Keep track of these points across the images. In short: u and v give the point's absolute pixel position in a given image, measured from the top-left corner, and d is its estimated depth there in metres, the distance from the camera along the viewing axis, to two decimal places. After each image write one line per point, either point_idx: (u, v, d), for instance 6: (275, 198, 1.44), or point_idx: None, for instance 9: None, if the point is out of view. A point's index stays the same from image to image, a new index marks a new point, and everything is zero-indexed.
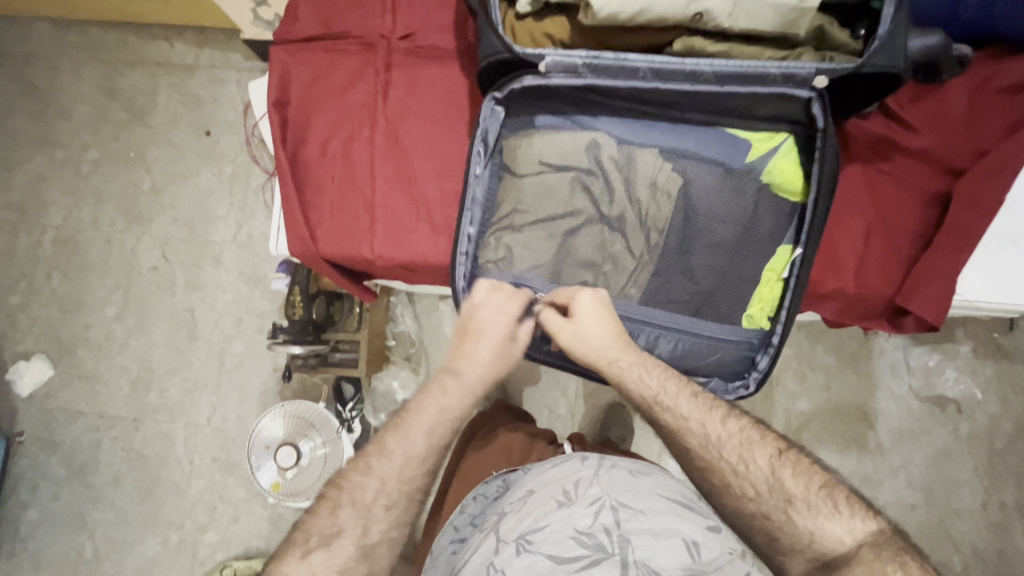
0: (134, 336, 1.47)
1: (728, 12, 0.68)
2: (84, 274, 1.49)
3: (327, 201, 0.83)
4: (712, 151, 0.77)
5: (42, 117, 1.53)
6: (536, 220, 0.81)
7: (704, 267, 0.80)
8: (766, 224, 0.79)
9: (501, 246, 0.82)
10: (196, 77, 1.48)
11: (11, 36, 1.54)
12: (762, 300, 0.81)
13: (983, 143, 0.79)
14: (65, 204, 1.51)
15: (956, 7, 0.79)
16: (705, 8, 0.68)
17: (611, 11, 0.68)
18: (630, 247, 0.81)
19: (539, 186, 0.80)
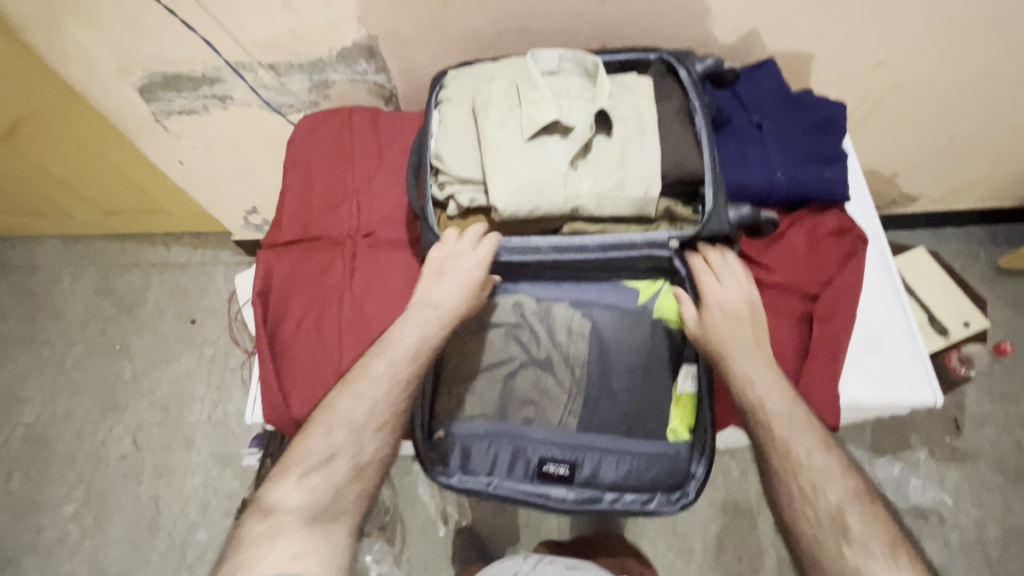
0: (90, 535, 1.39)
1: (597, 203, 0.65)
2: (47, 471, 1.46)
3: (297, 363, 0.74)
4: (610, 294, 0.72)
5: (35, 320, 1.64)
6: (482, 369, 0.74)
7: (624, 391, 0.72)
8: (664, 348, 0.72)
9: (455, 400, 0.74)
10: (188, 273, 1.66)
11: (21, 253, 1.72)
12: (680, 410, 0.73)
13: (827, 270, 0.76)
14: (40, 400, 1.54)
15: (771, 181, 0.76)
16: (579, 204, 0.65)
17: (514, 211, 0.64)
18: (561, 381, 0.73)
19: (479, 345, 0.74)
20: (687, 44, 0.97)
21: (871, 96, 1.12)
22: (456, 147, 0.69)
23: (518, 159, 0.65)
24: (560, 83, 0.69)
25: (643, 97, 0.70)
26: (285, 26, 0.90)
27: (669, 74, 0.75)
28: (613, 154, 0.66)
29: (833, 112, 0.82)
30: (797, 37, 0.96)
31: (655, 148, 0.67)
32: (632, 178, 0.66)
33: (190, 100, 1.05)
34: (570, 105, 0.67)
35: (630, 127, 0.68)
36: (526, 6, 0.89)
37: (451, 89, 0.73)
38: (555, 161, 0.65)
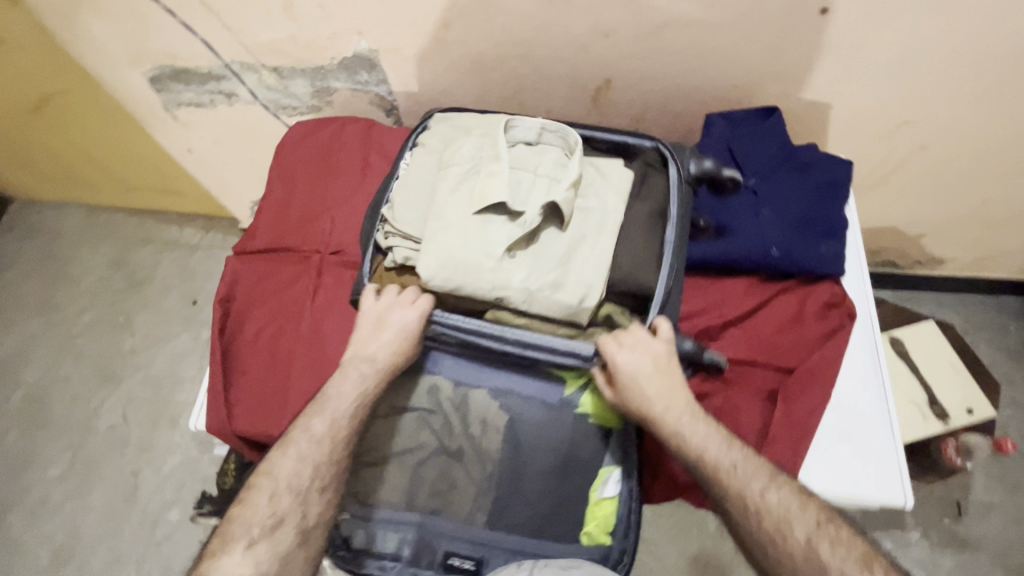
0: (71, 500, 1.44)
1: (524, 297, 0.64)
2: (42, 432, 1.52)
3: (248, 376, 0.75)
4: (534, 385, 0.69)
5: (51, 284, 1.71)
6: (390, 455, 0.70)
7: (535, 493, 0.69)
8: (584, 449, 0.69)
9: (362, 481, 0.71)
10: (196, 255, 1.70)
11: (47, 218, 1.80)
12: (597, 517, 0.70)
13: (800, 352, 0.72)
14: (45, 363, 1.61)
15: (765, 249, 0.73)
16: (502, 294, 0.64)
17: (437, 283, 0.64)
18: (469, 476, 0.69)
19: (389, 429, 0.70)
20: (697, 84, 0.93)
21: (896, 154, 1.05)
22: (409, 203, 0.70)
23: (457, 231, 0.65)
24: (527, 165, 0.68)
25: (613, 195, 0.69)
26: (287, 33, 0.90)
27: (655, 170, 0.74)
28: (558, 251, 0.66)
29: (837, 175, 0.78)
30: (815, 87, 0.91)
31: (604, 255, 0.66)
32: (572, 280, 0.65)
33: (197, 94, 1.06)
34: (529, 190, 0.66)
35: (587, 226, 0.67)
36: (529, 32, 0.87)
37: (428, 138, 0.75)
38: (491, 245, 0.64)
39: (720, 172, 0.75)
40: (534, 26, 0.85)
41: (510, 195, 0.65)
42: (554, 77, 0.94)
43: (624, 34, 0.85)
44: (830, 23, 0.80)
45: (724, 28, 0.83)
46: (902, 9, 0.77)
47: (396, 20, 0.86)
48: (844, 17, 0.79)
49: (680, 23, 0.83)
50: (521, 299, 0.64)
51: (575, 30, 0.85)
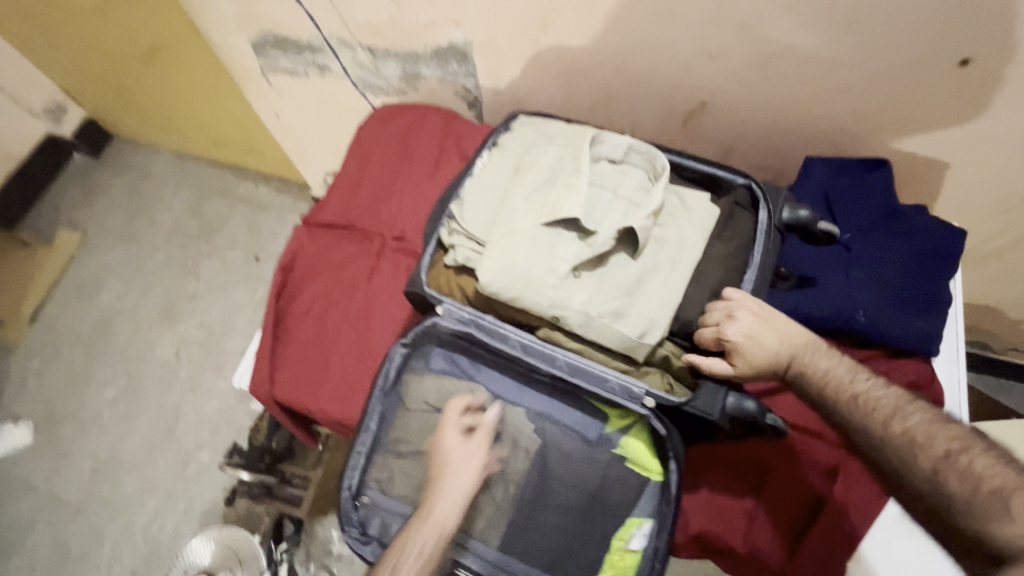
0: (117, 422, 1.53)
1: (582, 321, 0.63)
2: (103, 355, 1.63)
3: (295, 348, 0.76)
4: (576, 415, 0.68)
5: (133, 220, 1.83)
6: (417, 452, 0.69)
7: (554, 524, 0.67)
8: (615, 492, 0.66)
9: (386, 471, 0.70)
10: (266, 214, 1.77)
11: (141, 158, 1.92)
12: (616, 565, 0.65)
13: None
14: (116, 291, 1.72)
15: (848, 317, 0.67)
16: (561, 314, 0.63)
17: (495, 289, 0.63)
18: (491, 493, 0.68)
19: (421, 427, 0.69)
20: (800, 121, 0.86)
21: (1014, 229, 0.94)
22: (478, 202, 0.69)
23: (523, 242, 0.64)
24: (608, 185, 0.66)
25: (693, 230, 0.67)
26: (387, 14, 0.90)
27: (743, 211, 0.70)
28: (626, 278, 0.64)
29: (951, 244, 0.70)
30: (935, 144, 0.83)
31: (672, 292, 0.64)
32: (634, 312, 0.63)
33: (293, 63, 1.09)
34: (606, 212, 0.65)
35: (660, 258, 0.65)
36: (629, 45, 0.83)
37: (508, 140, 0.73)
38: (558, 261, 0.63)
39: (814, 224, 0.68)
40: (635, 39, 0.82)
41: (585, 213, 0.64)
42: (646, 93, 0.90)
43: (729, 59, 0.80)
44: (966, 77, 0.72)
45: (843, 67, 0.76)
46: None
47: (495, 16, 0.85)
48: (985, 73, 0.71)
49: (793, 55, 0.77)
50: (578, 321, 0.62)
51: (678, 49, 0.81)
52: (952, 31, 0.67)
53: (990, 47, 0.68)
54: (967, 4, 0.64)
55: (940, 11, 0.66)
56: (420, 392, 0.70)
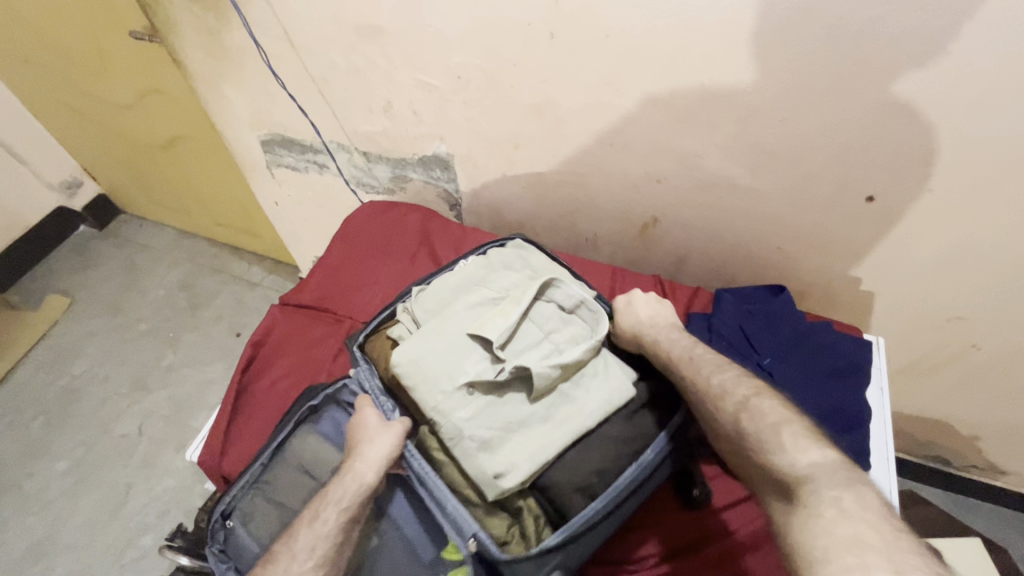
0: (62, 498, 1.46)
1: (453, 433, 0.63)
2: (64, 424, 1.59)
3: (251, 423, 0.79)
4: (417, 528, 0.66)
5: (123, 290, 1.88)
6: (281, 502, 0.68)
7: None
8: None
9: (250, 506, 0.67)
10: (254, 292, 1.83)
11: (143, 233, 2.02)
12: None
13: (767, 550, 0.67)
14: (92, 359, 1.72)
15: None
16: (438, 416, 0.64)
17: (399, 368, 0.66)
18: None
19: (294, 480, 0.69)
20: (741, 240, 0.96)
21: (946, 347, 1.02)
22: (433, 297, 0.74)
23: (441, 339, 0.67)
24: (542, 326, 0.68)
25: (598, 400, 0.65)
26: (381, 127, 1.03)
27: (654, 406, 0.68)
28: (512, 415, 0.63)
29: (858, 357, 0.76)
30: (863, 266, 0.92)
31: (550, 447, 0.61)
32: (504, 450, 0.62)
33: (296, 161, 1.22)
34: (524, 350, 0.66)
35: (554, 412, 0.64)
36: (587, 165, 0.95)
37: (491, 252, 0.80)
38: (459, 370, 0.65)
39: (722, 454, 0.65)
40: (594, 161, 0.94)
41: (502, 341, 0.66)
42: (606, 206, 1.01)
43: (674, 182, 0.91)
44: (876, 212, 0.83)
45: (772, 196, 0.88)
46: (950, 212, 0.79)
47: (474, 135, 0.97)
48: (889, 208, 0.82)
49: (728, 184, 0.88)
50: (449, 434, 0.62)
51: (630, 171, 0.93)
52: (858, 177, 0.80)
53: (888, 187, 0.80)
54: (864, 155, 0.77)
55: (842, 157, 0.79)
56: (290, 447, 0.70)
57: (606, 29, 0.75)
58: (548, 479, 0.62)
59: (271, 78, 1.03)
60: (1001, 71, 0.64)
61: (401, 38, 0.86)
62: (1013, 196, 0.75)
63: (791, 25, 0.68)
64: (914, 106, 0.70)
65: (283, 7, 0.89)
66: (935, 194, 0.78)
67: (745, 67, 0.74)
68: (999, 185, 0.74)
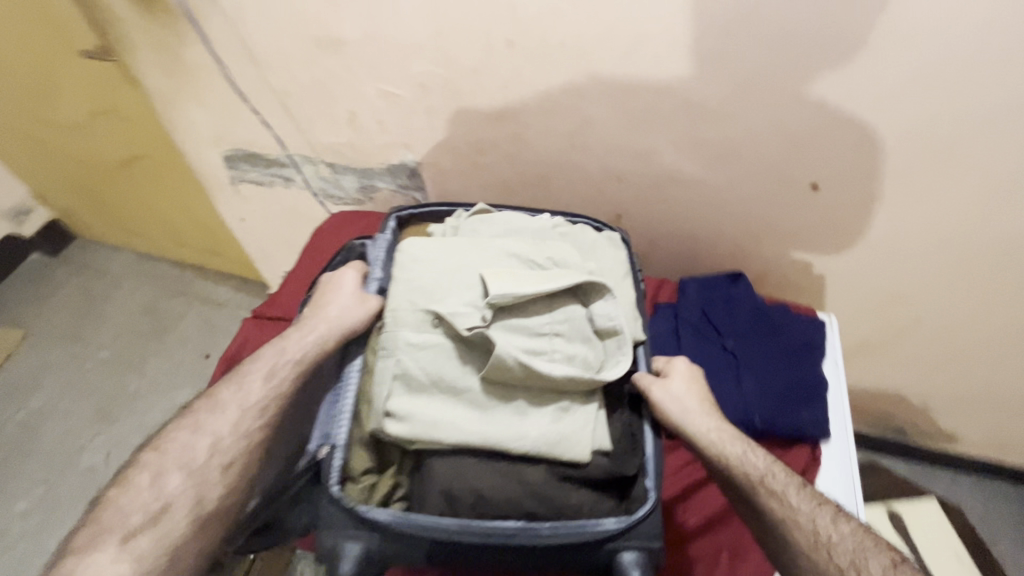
0: (25, 539, 1.39)
1: (398, 347, 0.64)
2: (22, 461, 1.52)
3: None
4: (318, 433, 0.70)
5: (82, 318, 1.81)
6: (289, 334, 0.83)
7: None
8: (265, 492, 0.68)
9: None
10: (221, 313, 1.80)
11: (100, 257, 1.96)
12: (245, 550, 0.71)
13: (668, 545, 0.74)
14: (51, 391, 1.65)
15: (748, 418, 0.73)
16: (396, 328, 0.66)
17: (405, 256, 0.71)
18: None
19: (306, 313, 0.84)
20: (699, 232, 1.01)
21: (893, 325, 1.09)
22: (481, 226, 0.78)
23: (450, 261, 0.70)
24: (553, 321, 0.65)
25: (540, 434, 0.61)
26: (347, 138, 1.04)
27: (611, 496, 0.63)
28: (453, 368, 0.64)
29: (813, 337, 0.81)
30: (812, 253, 0.98)
31: (455, 427, 0.61)
32: (414, 405, 0.62)
33: (261, 175, 1.21)
34: (515, 330, 0.64)
35: (495, 406, 0.63)
36: (552, 168, 0.98)
37: (578, 231, 0.78)
38: (439, 300, 0.67)
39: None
40: (557, 164, 0.97)
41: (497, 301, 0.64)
42: (571, 207, 1.04)
43: (634, 180, 0.96)
44: (820, 198, 0.89)
45: (724, 188, 0.92)
46: (886, 194, 0.86)
47: (439, 143, 0.99)
48: (831, 195, 0.88)
49: (684, 180, 0.93)
50: (394, 343, 0.65)
51: (592, 172, 0.97)
52: (801, 166, 0.86)
53: (829, 175, 0.86)
54: (801, 144, 0.83)
55: (786, 149, 0.84)
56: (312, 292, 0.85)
57: (561, 36, 0.79)
58: (434, 463, 0.61)
59: (231, 93, 1.03)
60: (916, 63, 0.71)
61: (362, 51, 0.88)
62: (938, 178, 0.82)
63: (732, 27, 0.72)
64: (845, 96, 0.76)
65: (242, 23, 0.90)
66: (871, 179, 0.85)
67: (692, 68, 0.78)
68: (926, 168, 0.81)
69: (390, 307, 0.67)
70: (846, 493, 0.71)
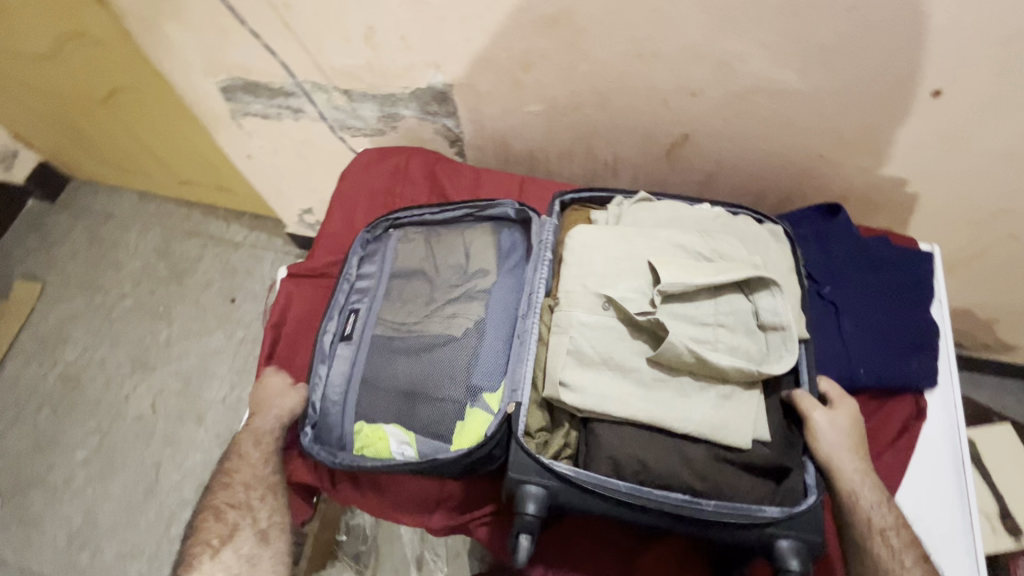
0: (92, 485, 1.44)
1: (579, 318, 0.59)
2: (71, 412, 1.54)
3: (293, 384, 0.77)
4: (489, 364, 0.66)
5: (96, 266, 1.74)
6: (422, 254, 0.77)
7: (382, 379, 0.69)
8: (425, 413, 0.65)
9: (396, 248, 0.79)
10: (239, 253, 1.72)
11: (100, 199, 1.84)
12: (371, 444, 0.67)
13: None
14: (83, 342, 1.63)
15: (852, 374, 0.66)
16: (576, 298, 0.60)
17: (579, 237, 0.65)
18: (374, 360, 0.70)
19: (444, 241, 0.78)
20: (778, 150, 0.88)
21: (981, 244, 0.99)
22: (645, 215, 0.69)
23: (618, 243, 0.62)
24: (718, 311, 0.57)
25: (700, 418, 0.55)
26: (364, 59, 0.88)
27: (769, 482, 0.55)
28: (624, 347, 0.58)
29: (921, 273, 0.71)
30: (911, 168, 0.86)
31: (621, 404, 0.55)
32: (585, 379, 0.57)
33: (265, 106, 1.06)
34: (682, 316, 0.57)
35: (663, 389, 0.56)
36: (611, 84, 0.83)
37: (743, 221, 0.67)
38: (605, 283, 0.60)
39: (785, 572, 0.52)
40: (618, 79, 0.82)
41: (669, 293, 0.57)
42: (629, 127, 0.90)
43: (711, 93, 0.81)
44: (938, 106, 0.75)
45: (820, 100, 0.78)
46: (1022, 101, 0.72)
47: (475, 59, 0.84)
48: (953, 102, 0.74)
49: (772, 90, 0.78)
50: (568, 321, 0.59)
51: (659, 87, 0.82)
52: (923, 68, 0.70)
53: (958, 80, 0.71)
54: (930, 39, 0.67)
55: (909, 49, 0.69)
56: (451, 231, 0.79)
57: None
58: (600, 432, 0.56)
59: (221, 10, 0.85)
60: None
61: None
62: None
63: None
64: None
65: None
66: (1011, 82, 0.69)
67: None
68: None
69: (568, 282, 0.62)
70: (949, 454, 0.67)
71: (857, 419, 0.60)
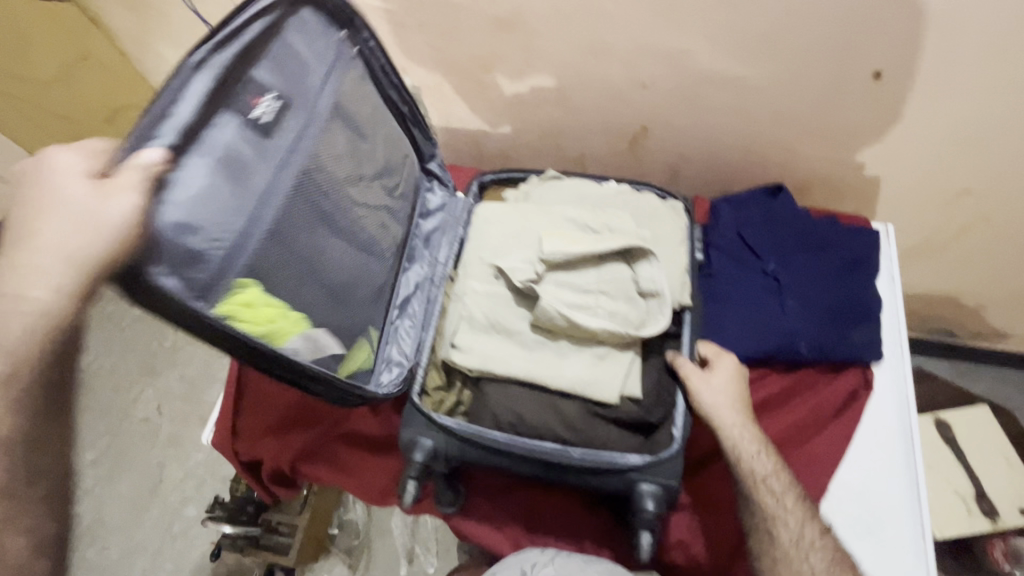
0: (100, 485, 1.50)
1: (472, 288, 0.66)
2: (82, 416, 1.60)
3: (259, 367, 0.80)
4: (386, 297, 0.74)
5: None
6: (367, 124, 0.71)
7: (305, 249, 0.61)
8: (331, 316, 0.64)
9: (354, 90, 0.68)
10: None
11: None
12: (255, 321, 0.55)
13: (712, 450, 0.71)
14: (94, 350, 1.70)
15: (792, 347, 0.69)
16: (469, 270, 0.68)
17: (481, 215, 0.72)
18: (293, 214, 0.60)
19: (392, 136, 0.75)
20: (735, 140, 0.91)
21: (951, 227, 0.99)
22: (551, 192, 0.75)
23: (513, 221, 0.69)
24: (600, 280, 0.63)
25: (569, 377, 0.61)
26: None
27: (635, 435, 0.62)
28: (511, 313, 0.64)
29: (864, 247, 0.74)
30: (868, 152, 0.87)
31: (503, 364, 0.62)
32: (472, 341, 0.64)
33: None
34: (564, 283, 0.63)
35: (543, 349, 0.63)
36: (568, 82, 0.87)
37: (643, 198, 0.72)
38: (498, 258, 0.66)
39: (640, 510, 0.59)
40: (573, 76, 0.86)
41: (551, 261, 0.63)
42: (592, 122, 0.93)
43: (664, 86, 0.84)
44: (881, 88, 0.77)
45: (768, 87, 0.80)
46: (960, 79, 0.74)
47: (438, 63, 0.89)
48: (897, 83, 0.76)
49: (721, 80, 0.81)
50: (463, 289, 0.67)
51: (613, 82, 0.85)
52: (862, 51, 0.73)
53: (897, 61, 0.73)
54: (862, 21, 0.70)
55: (845, 33, 0.71)
56: (394, 134, 0.76)
57: None
58: (486, 389, 0.63)
59: (202, 26, 0.92)
60: None
61: None
62: None
63: None
64: None
65: None
66: (949, 60, 0.72)
67: None
68: (1004, 39, 0.68)
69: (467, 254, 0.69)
70: (895, 424, 0.68)
71: (737, 377, 0.65)
